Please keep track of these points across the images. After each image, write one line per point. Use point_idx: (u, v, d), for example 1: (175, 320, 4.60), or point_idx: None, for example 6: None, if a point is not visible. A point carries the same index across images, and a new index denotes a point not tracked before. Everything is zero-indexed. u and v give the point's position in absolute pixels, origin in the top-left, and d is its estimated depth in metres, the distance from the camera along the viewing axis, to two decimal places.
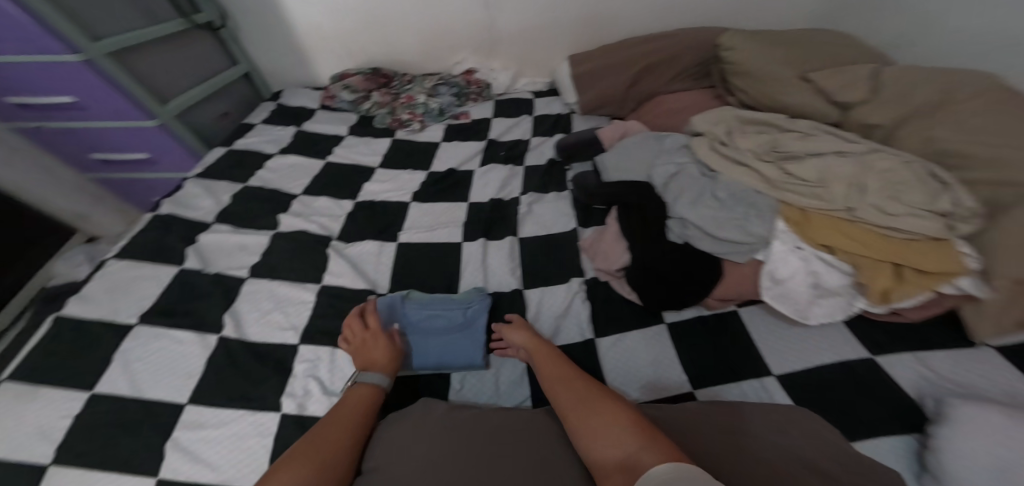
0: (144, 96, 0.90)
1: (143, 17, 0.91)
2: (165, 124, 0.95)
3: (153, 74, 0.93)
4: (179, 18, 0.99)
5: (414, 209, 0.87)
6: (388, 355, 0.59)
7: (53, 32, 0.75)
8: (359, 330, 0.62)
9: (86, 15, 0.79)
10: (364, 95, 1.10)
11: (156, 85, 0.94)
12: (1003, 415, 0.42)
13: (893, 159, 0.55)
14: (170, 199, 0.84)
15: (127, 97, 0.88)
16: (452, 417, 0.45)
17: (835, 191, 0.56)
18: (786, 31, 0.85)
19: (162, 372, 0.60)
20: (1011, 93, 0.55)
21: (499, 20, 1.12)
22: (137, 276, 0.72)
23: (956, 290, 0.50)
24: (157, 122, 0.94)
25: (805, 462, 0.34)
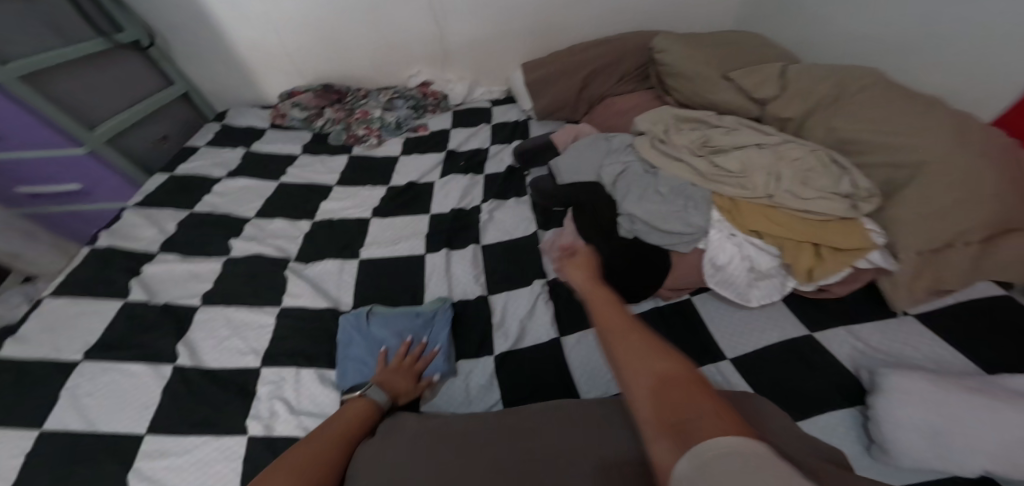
0: (68, 123, 0.87)
1: (55, 36, 0.87)
2: (94, 151, 0.92)
3: (75, 98, 0.89)
4: (98, 37, 0.94)
5: (373, 223, 0.87)
6: (405, 393, 0.55)
7: None
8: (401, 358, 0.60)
9: None
10: (316, 112, 1.09)
11: (81, 110, 0.91)
12: (930, 384, 0.46)
13: (800, 149, 0.62)
14: (114, 231, 0.81)
15: (51, 125, 0.86)
16: (425, 426, 0.45)
17: (756, 180, 0.61)
18: (711, 33, 0.92)
19: (114, 405, 0.59)
20: (890, 84, 0.62)
21: (447, 33, 1.14)
22: (80, 312, 0.69)
23: (870, 264, 0.56)
24: (87, 149, 0.91)
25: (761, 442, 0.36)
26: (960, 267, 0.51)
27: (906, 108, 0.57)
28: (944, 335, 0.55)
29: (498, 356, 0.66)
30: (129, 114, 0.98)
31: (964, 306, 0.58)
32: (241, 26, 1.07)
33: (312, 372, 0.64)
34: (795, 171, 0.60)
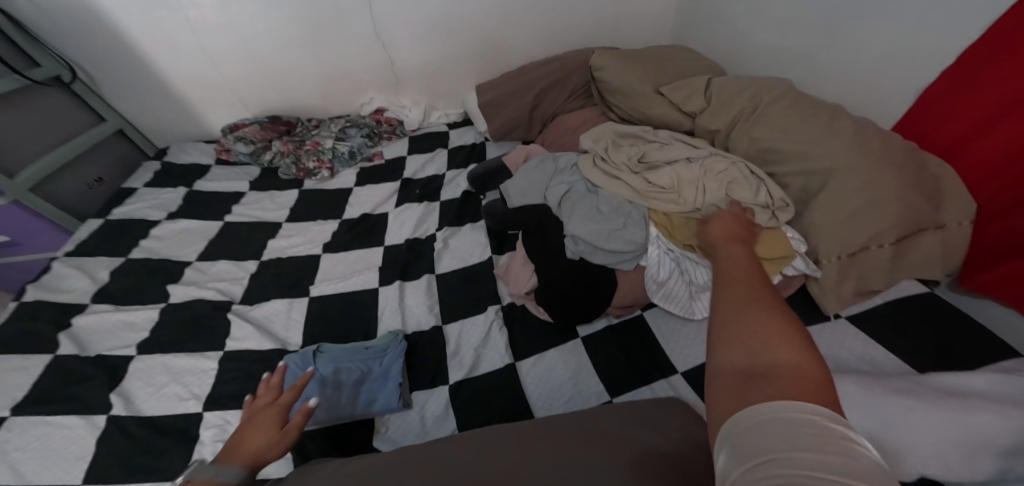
0: None
1: None
2: (18, 199, 0.87)
3: None
4: (14, 74, 0.90)
5: (325, 259, 0.84)
6: (273, 443, 0.38)
7: None
8: (257, 408, 0.42)
9: None
10: (263, 145, 1.07)
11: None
12: (859, 387, 0.47)
13: (726, 160, 0.65)
14: (40, 282, 0.76)
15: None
16: (353, 468, 0.43)
17: (687, 195, 0.64)
18: (647, 49, 0.96)
19: (42, 462, 0.56)
20: (801, 95, 0.69)
21: (396, 60, 1.16)
22: (1, 369, 0.65)
23: (796, 271, 0.59)
24: (9, 198, 0.86)
25: (699, 445, 0.44)
26: (879, 267, 0.55)
27: (812, 120, 0.63)
28: (876, 336, 0.57)
29: (452, 385, 0.64)
30: (54, 158, 0.92)
31: (891, 305, 0.61)
32: (183, 62, 1.06)
33: None
34: (722, 185, 0.62)
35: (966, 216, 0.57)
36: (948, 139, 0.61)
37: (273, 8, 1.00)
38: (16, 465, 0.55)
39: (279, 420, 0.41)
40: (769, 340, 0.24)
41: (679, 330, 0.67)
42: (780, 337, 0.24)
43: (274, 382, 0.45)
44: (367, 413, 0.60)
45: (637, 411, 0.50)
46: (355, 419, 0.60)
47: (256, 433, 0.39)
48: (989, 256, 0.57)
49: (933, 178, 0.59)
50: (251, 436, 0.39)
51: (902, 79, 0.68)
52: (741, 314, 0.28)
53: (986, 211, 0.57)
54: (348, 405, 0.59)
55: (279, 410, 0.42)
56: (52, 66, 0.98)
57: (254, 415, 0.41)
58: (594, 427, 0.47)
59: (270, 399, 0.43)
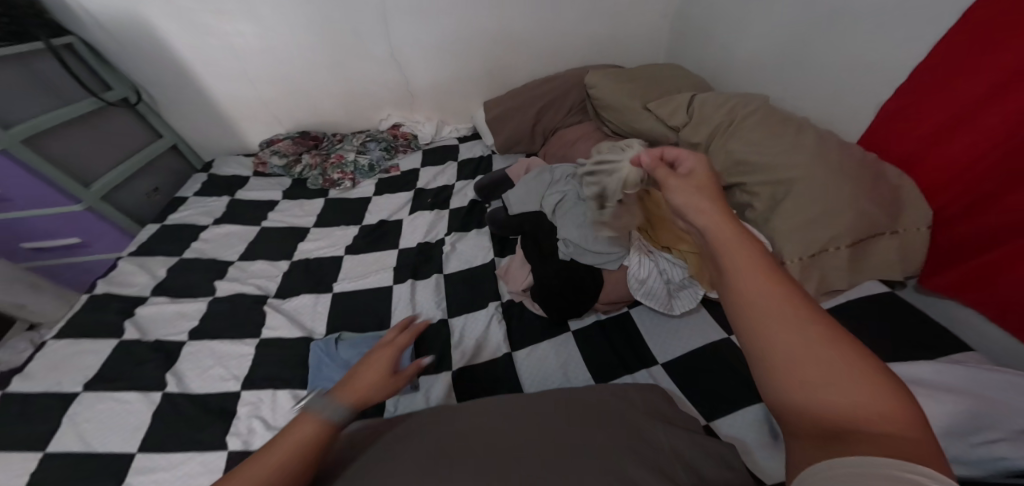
0: (68, 182, 0.96)
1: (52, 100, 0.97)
2: (92, 207, 1.01)
3: (71, 158, 0.98)
4: (91, 97, 1.04)
5: (346, 260, 0.95)
6: (380, 391, 0.40)
7: None
8: (378, 348, 0.43)
9: None
10: (294, 158, 1.20)
11: (80, 169, 1.00)
12: None
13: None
14: (107, 278, 0.89)
15: (48, 185, 0.94)
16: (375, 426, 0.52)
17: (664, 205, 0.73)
18: (639, 68, 1.05)
19: (108, 431, 0.67)
20: (773, 110, 0.76)
21: (411, 79, 1.28)
22: (77, 351, 0.78)
23: None
24: (84, 205, 0.99)
25: (665, 416, 0.52)
26: (836, 267, 0.63)
27: (779, 135, 0.71)
28: None
29: (455, 370, 0.72)
30: (120, 171, 1.07)
31: (853, 302, 0.67)
32: (229, 85, 1.21)
33: (287, 392, 0.72)
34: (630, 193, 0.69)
35: (926, 222, 0.63)
36: (907, 150, 0.68)
37: (305, 35, 1.13)
38: (89, 433, 0.67)
39: (392, 374, 0.41)
40: (859, 391, 0.22)
41: (660, 325, 0.74)
42: (866, 384, 0.23)
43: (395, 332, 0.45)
44: None
45: (619, 390, 0.57)
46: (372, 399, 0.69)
47: (371, 374, 0.40)
48: (947, 258, 0.63)
49: (894, 186, 0.65)
50: (368, 373, 0.40)
51: (870, 95, 0.74)
52: (790, 337, 0.25)
53: (943, 217, 0.63)
54: None
55: (392, 363, 0.42)
56: (122, 89, 1.13)
57: (372, 357, 0.42)
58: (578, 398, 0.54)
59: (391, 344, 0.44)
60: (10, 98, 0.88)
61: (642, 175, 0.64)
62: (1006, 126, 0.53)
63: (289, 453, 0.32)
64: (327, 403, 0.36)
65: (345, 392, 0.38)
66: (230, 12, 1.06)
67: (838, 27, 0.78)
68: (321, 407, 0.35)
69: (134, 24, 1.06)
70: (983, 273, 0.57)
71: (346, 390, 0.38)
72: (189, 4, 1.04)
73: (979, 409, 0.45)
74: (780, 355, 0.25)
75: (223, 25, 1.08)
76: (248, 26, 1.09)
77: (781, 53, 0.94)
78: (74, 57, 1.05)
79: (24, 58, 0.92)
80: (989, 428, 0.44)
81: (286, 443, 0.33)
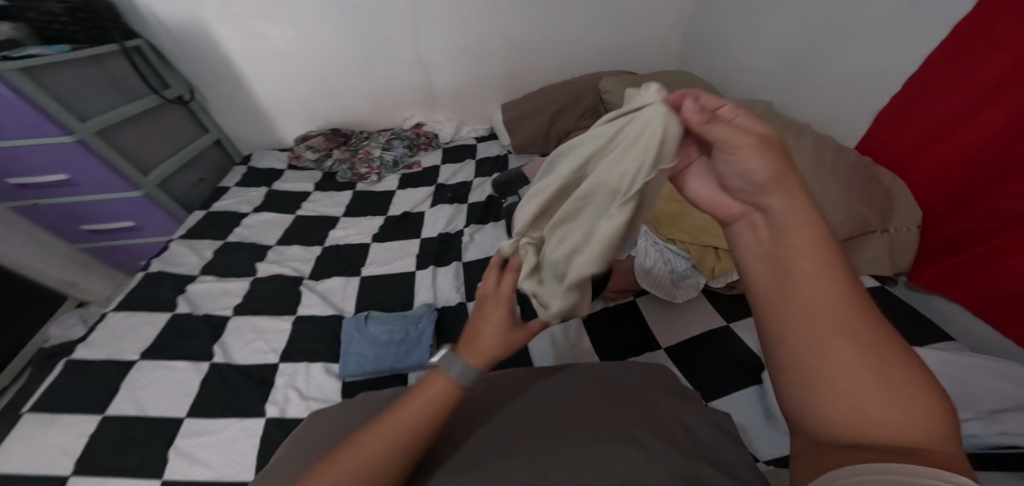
0: (131, 171, 1.05)
1: (121, 97, 1.07)
2: (149, 193, 1.11)
3: (134, 148, 1.09)
4: (152, 94, 1.15)
5: (373, 247, 1.03)
6: (501, 340, 0.41)
7: (51, 119, 0.90)
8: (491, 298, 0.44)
9: (75, 102, 0.95)
10: (326, 153, 1.29)
11: (140, 159, 1.10)
12: None
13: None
14: (160, 258, 0.99)
15: (114, 172, 1.03)
16: None
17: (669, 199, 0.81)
18: (651, 75, 1.12)
19: (159, 398, 0.76)
20: (773, 114, 0.82)
21: (435, 80, 1.36)
22: (135, 323, 0.87)
23: None
24: (142, 192, 1.09)
25: (672, 388, 0.57)
26: None
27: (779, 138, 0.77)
28: None
29: None
30: (174, 163, 1.18)
31: None
32: (269, 84, 1.30)
33: (321, 365, 0.80)
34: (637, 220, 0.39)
35: (914, 223, 0.68)
36: (902, 155, 0.73)
37: (341, 39, 1.22)
38: (144, 398, 0.76)
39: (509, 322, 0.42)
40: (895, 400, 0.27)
41: (662, 314, 0.80)
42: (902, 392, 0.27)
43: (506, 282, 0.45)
44: (403, 367, 0.75)
45: (627, 365, 0.62)
46: (396, 372, 0.76)
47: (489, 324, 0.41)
48: (935, 255, 0.68)
49: (886, 189, 0.70)
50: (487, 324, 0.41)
51: (868, 103, 0.79)
52: (844, 356, 0.28)
53: (931, 217, 0.68)
54: (391, 359, 0.76)
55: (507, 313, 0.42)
56: (179, 87, 1.24)
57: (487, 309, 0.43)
58: (588, 369, 0.59)
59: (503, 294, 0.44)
60: (88, 94, 0.98)
61: (682, 127, 0.34)
62: (990, 131, 0.58)
63: (424, 407, 0.37)
64: (451, 360, 0.39)
65: (466, 349, 0.40)
66: (275, 17, 1.16)
67: (841, 39, 0.83)
68: (446, 363, 0.39)
69: (189, 26, 1.16)
70: (968, 267, 0.62)
71: (468, 345, 0.41)
72: (241, 9, 1.14)
73: (957, 392, 0.50)
74: (831, 372, 0.28)
75: (269, 30, 1.18)
76: (290, 30, 1.19)
77: (787, 62, 0.99)
78: (142, 58, 1.15)
79: (101, 57, 1.03)
80: (962, 408, 0.49)
81: (421, 398, 0.38)
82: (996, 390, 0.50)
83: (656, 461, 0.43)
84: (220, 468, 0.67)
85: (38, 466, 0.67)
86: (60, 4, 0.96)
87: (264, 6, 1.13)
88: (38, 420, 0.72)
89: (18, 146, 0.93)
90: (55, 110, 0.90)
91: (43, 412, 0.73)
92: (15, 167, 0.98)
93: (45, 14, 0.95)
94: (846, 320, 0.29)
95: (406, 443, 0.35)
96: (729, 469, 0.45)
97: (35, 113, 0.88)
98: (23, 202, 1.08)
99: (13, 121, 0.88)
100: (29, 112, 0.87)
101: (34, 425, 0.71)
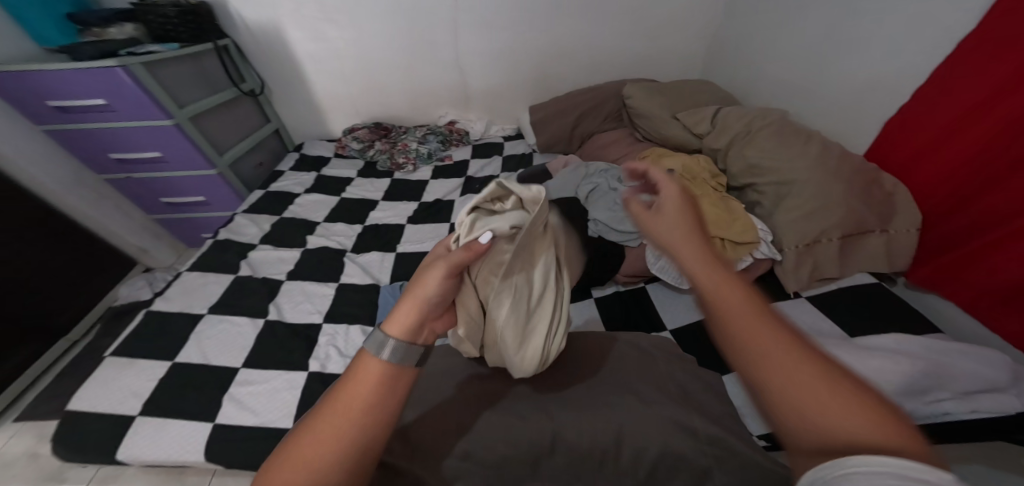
0: (211, 152, 1.22)
1: (208, 89, 1.24)
2: (222, 172, 1.26)
3: (214, 133, 1.25)
4: (231, 87, 1.32)
5: (408, 228, 1.14)
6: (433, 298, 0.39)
7: (157, 105, 1.07)
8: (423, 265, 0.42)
9: (175, 91, 1.12)
10: (369, 144, 1.44)
11: (219, 143, 1.27)
12: None
13: (707, 177, 0.91)
14: (227, 229, 1.14)
15: (199, 152, 1.19)
16: None
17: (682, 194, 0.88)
18: (672, 83, 1.19)
19: (218, 350, 0.88)
20: (785, 121, 0.87)
21: (470, 82, 1.48)
22: (204, 282, 1.01)
23: (763, 255, 0.80)
24: (217, 170, 1.25)
25: (672, 352, 0.63)
26: (828, 256, 0.75)
27: (789, 142, 0.83)
28: (823, 310, 0.74)
29: None
30: (242, 147, 1.34)
31: (846, 290, 0.76)
32: (324, 80, 1.46)
33: (358, 327, 0.90)
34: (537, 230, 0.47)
35: (913, 225, 0.72)
36: (904, 159, 0.77)
37: (392, 42, 1.36)
38: (208, 348, 0.88)
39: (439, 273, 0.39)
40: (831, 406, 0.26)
41: (670, 300, 0.87)
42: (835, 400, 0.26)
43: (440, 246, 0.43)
44: None
45: (627, 336, 0.66)
46: None
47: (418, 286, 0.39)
48: (930, 254, 0.72)
49: (886, 193, 0.75)
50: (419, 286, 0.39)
51: (874, 112, 0.84)
52: (782, 343, 0.30)
53: (928, 219, 0.72)
54: None
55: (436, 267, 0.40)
56: (252, 82, 1.41)
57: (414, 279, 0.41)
58: (590, 337, 0.65)
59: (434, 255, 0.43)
60: (185, 86, 1.15)
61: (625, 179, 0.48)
62: (986, 135, 0.62)
63: (352, 407, 0.32)
64: (378, 341, 0.35)
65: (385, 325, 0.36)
66: (337, 21, 1.31)
67: (853, 50, 0.89)
68: (373, 346, 0.35)
69: (264, 27, 1.32)
70: (958, 266, 0.67)
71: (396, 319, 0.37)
72: (310, 13, 1.29)
73: (940, 374, 0.54)
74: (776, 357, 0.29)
75: (330, 33, 1.34)
76: (349, 32, 1.34)
77: (802, 72, 1.05)
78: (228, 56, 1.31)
79: (198, 54, 1.20)
80: (941, 388, 0.54)
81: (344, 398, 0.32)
82: (978, 374, 0.54)
83: (656, 413, 0.49)
84: (267, 412, 0.77)
85: (117, 404, 0.79)
86: (175, 8, 1.13)
87: (329, 11, 1.29)
88: (119, 362, 0.86)
89: (125, 126, 1.11)
90: (162, 98, 1.07)
91: (129, 352, 0.87)
92: (118, 143, 1.16)
93: (161, 17, 1.13)
94: (762, 311, 0.32)
95: (331, 456, 0.29)
96: (720, 421, 0.51)
97: (146, 99, 1.04)
98: (118, 175, 1.27)
99: (127, 104, 1.05)
100: (143, 98, 1.04)
101: (118, 365, 0.85)
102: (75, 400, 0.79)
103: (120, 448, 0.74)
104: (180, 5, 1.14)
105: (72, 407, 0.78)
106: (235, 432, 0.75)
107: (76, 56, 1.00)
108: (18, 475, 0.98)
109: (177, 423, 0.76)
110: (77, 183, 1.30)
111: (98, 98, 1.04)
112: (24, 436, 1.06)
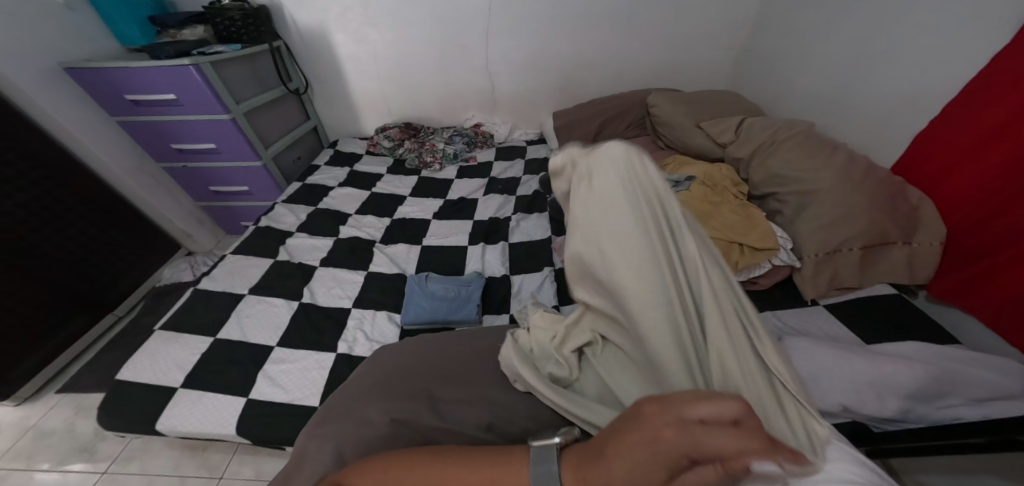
0: (260, 146, 1.32)
1: (259, 87, 1.33)
2: (266, 164, 1.35)
3: (261, 128, 1.35)
4: (280, 86, 1.42)
5: (433, 223, 1.20)
6: None
7: (219, 100, 1.16)
8: (655, 419, 0.31)
9: (233, 89, 1.21)
10: (398, 143, 1.52)
11: (265, 138, 1.36)
12: (812, 343, 0.64)
13: (729, 184, 0.92)
14: (267, 217, 1.22)
15: (249, 145, 1.28)
16: (440, 346, 0.69)
17: (702, 198, 0.89)
18: (695, 93, 1.22)
19: (255, 328, 0.94)
20: (810, 132, 0.89)
21: (498, 86, 1.55)
22: (245, 265, 1.09)
23: (781, 262, 0.81)
24: (262, 162, 1.34)
25: None
26: (847, 266, 0.75)
27: (812, 153, 0.84)
28: (840, 318, 0.75)
29: (512, 313, 0.91)
30: (284, 141, 1.44)
31: (864, 299, 0.77)
32: (360, 82, 1.55)
33: (384, 314, 0.95)
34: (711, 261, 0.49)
35: (937, 238, 0.73)
36: (929, 174, 0.77)
37: (428, 46, 1.44)
38: (246, 327, 0.94)
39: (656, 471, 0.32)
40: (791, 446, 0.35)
41: None
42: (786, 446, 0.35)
43: (700, 411, 0.30)
44: (452, 320, 0.88)
45: None
46: (446, 326, 0.89)
47: (629, 449, 0.32)
48: (951, 267, 0.72)
49: (912, 206, 0.75)
50: (616, 463, 0.32)
51: (900, 125, 0.85)
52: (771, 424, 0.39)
53: (953, 232, 0.72)
54: (444, 311, 0.89)
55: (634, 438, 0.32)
56: (297, 82, 1.51)
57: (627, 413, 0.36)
58: None
59: (687, 425, 0.30)
60: (243, 84, 1.26)
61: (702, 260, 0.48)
62: (1011, 154, 0.63)
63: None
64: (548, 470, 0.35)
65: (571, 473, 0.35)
66: (379, 26, 1.39)
67: (882, 65, 0.90)
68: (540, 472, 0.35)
69: (312, 30, 1.41)
70: (978, 282, 0.67)
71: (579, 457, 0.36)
72: (353, 18, 1.38)
73: (946, 380, 0.56)
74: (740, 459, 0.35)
75: (370, 38, 1.43)
76: (389, 36, 1.42)
77: (828, 86, 1.06)
78: (280, 56, 1.43)
79: (255, 54, 1.30)
80: (952, 395, 0.56)
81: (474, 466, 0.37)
82: (991, 383, 0.55)
83: None
84: (297, 390, 0.83)
85: (162, 376, 0.86)
86: (239, 11, 1.24)
87: (370, 15, 1.37)
88: (166, 335, 0.93)
89: (187, 118, 1.21)
90: (223, 95, 1.16)
91: (175, 327, 0.95)
92: (178, 135, 1.26)
93: (227, 20, 1.24)
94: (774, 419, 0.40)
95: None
96: None
97: (209, 95, 1.14)
98: (175, 163, 1.37)
99: (193, 98, 1.15)
100: (207, 94, 1.13)
101: (165, 338, 0.92)
102: (126, 370, 0.87)
103: (160, 418, 0.80)
104: (244, 9, 1.25)
105: (122, 377, 0.86)
106: (265, 407, 0.81)
107: (156, 56, 1.11)
108: (56, 445, 1.07)
109: (215, 396, 0.83)
110: (138, 168, 1.42)
111: (169, 93, 1.14)
112: (63, 408, 1.15)
